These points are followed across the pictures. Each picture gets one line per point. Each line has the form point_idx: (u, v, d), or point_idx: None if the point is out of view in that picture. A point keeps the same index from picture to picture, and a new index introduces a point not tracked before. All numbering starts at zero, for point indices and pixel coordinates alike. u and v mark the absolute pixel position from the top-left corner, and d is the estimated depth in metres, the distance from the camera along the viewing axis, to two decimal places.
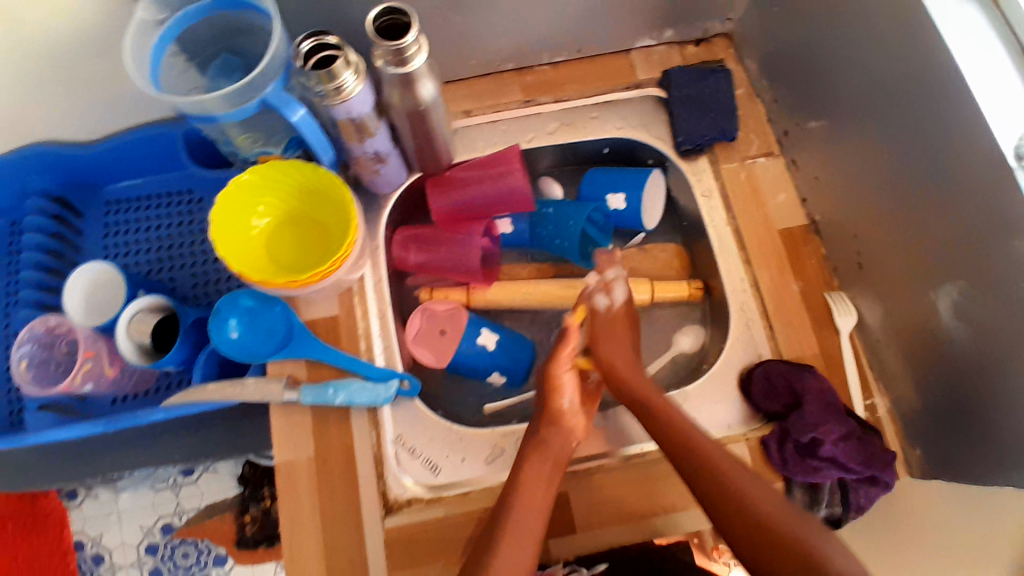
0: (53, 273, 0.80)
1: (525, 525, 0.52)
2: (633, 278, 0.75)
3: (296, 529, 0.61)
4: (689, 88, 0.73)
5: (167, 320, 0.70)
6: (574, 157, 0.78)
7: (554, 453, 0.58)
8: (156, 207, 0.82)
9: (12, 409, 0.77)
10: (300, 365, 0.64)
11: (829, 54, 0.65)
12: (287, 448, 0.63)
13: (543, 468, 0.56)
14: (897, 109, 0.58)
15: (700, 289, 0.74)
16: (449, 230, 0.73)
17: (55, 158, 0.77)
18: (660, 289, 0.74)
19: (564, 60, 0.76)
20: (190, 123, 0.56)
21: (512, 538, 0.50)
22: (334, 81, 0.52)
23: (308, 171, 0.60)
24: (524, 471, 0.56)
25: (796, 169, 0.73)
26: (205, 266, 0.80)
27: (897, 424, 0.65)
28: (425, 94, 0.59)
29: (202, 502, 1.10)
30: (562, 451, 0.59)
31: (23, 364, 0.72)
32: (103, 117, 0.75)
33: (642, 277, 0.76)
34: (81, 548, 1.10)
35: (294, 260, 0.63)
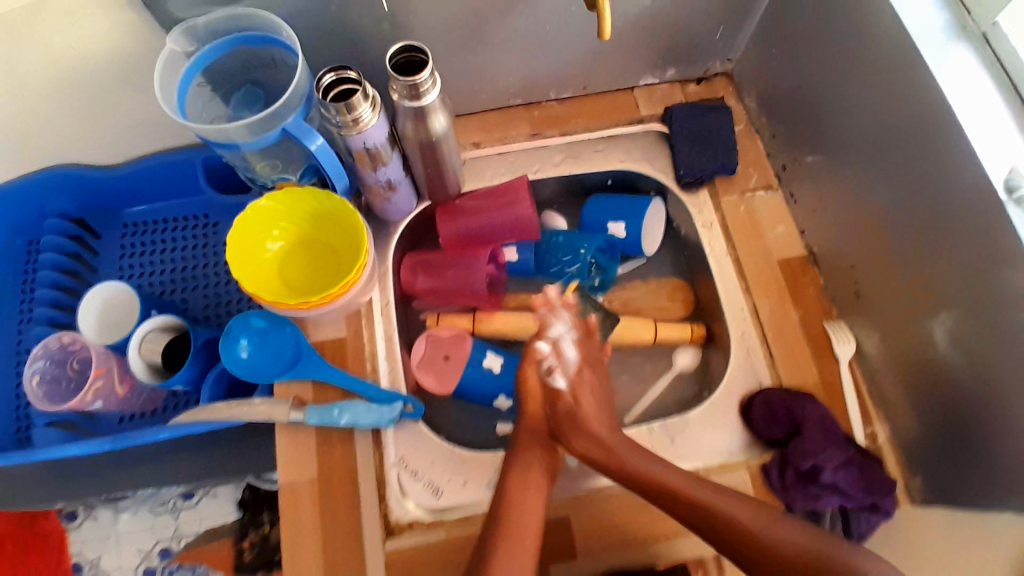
0: (69, 291, 0.83)
1: (514, 546, 0.53)
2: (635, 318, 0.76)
3: (299, 549, 0.61)
4: (691, 123, 0.75)
5: (178, 339, 0.71)
6: (579, 188, 0.80)
7: (538, 464, 0.60)
8: (172, 229, 0.85)
9: (19, 425, 0.78)
10: (306, 386, 0.66)
11: (826, 93, 0.68)
12: (292, 468, 0.63)
13: (530, 479, 0.58)
14: (892, 145, 0.61)
15: (702, 333, 0.75)
16: (457, 256, 0.74)
17: (77, 181, 0.79)
18: (662, 330, 0.75)
19: (570, 95, 0.79)
20: (213, 150, 0.59)
21: (503, 560, 0.52)
22: (352, 113, 0.55)
23: (324, 198, 0.63)
24: (511, 478, 0.58)
25: (794, 203, 0.75)
26: (217, 287, 0.82)
27: (897, 452, 0.66)
28: (438, 126, 0.61)
29: (201, 527, 1.09)
30: (548, 462, 0.61)
31: (35, 379, 0.73)
32: (127, 142, 0.78)
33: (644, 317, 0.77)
34: (77, 572, 1.08)
35: (303, 283, 0.65)
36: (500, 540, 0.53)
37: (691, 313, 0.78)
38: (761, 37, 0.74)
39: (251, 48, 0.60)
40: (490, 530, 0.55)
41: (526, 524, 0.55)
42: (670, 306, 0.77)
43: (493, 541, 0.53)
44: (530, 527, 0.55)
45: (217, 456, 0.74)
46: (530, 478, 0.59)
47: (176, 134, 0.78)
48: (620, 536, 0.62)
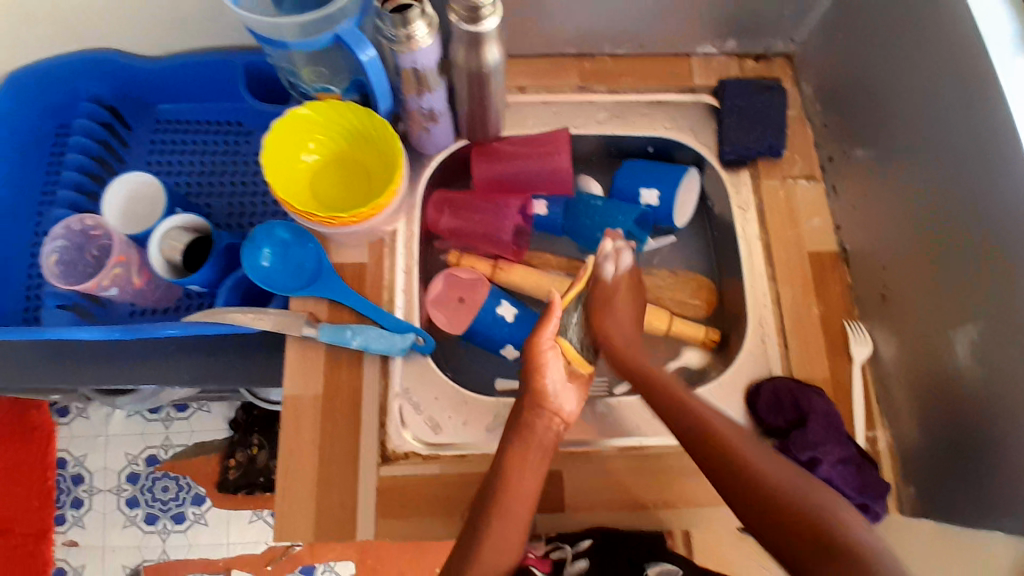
0: (94, 178, 0.83)
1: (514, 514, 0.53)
2: (654, 307, 0.74)
3: (294, 462, 0.61)
4: (742, 100, 0.74)
5: (199, 241, 0.71)
6: (617, 150, 0.79)
7: (539, 437, 0.58)
8: (202, 133, 0.84)
9: (29, 305, 0.78)
10: (321, 305, 0.65)
11: (887, 85, 0.66)
12: (297, 383, 0.63)
13: (529, 451, 0.56)
14: (946, 145, 0.59)
15: (717, 339, 0.73)
16: (486, 199, 0.73)
17: (114, 66, 0.79)
18: (677, 324, 0.73)
19: (624, 53, 0.78)
20: (261, 45, 0.57)
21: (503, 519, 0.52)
22: (407, 28, 0.54)
23: (364, 117, 0.61)
24: (510, 454, 0.55)
25: (835, 196, 0.73)
26: (242, 198, 0.81)
27: (894, 459, 0.65)
28: (490, 58, 0.59)
29: (190, 440, 1.11)
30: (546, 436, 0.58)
31: (53, 257, 0.73)
32: (170, 35, 0.76)
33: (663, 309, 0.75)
34: (62, 466, 1.10)
35: (334, 199, 0.64)
36: (496, 512, 0.53)
37: (709, 316, 0.76)
38: (830, 20, 0.72)
39: None
40: (488, 491, 0.54)
41: (517, 493, 0.54)
42: (692, 303, 0.75)
43: (486, 511, 0.53)
44: (526, 494, 0.54)
45: (222, 363, 0.75)
46: (529, 452, 0.56)
47: (222, 34, 0.76)
48: (612, 496, 0.62)
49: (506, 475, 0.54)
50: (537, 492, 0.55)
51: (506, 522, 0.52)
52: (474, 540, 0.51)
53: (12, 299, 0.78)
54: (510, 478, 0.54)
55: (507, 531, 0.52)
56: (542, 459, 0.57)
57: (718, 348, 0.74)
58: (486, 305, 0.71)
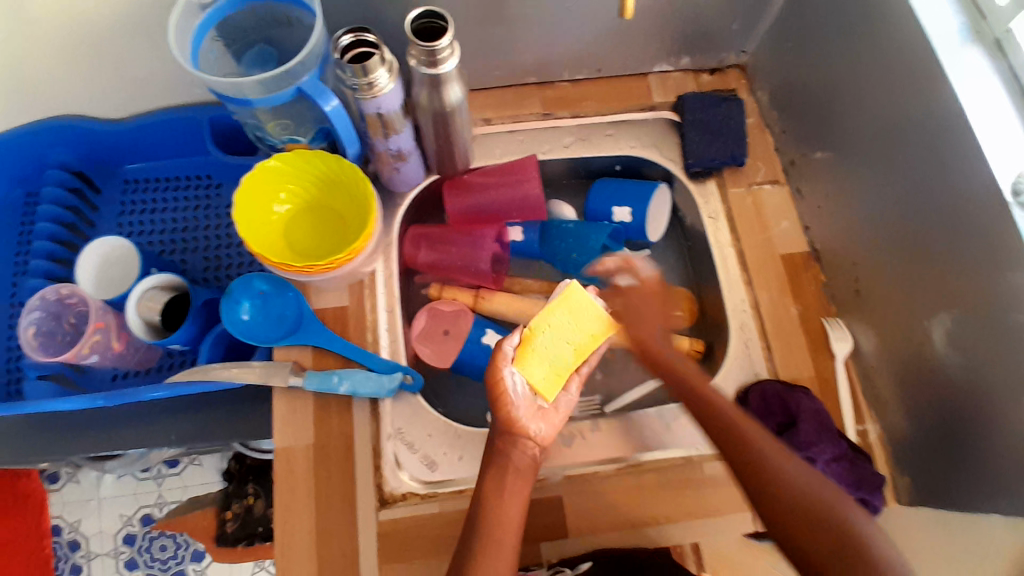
0: (67, 246, 0.83)
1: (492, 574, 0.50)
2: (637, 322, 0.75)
3: (291, 515, 0.61)
4: (702, 113, 0.75)
5: (177, 298, 0.71)
6: (585, 171, 0.80)
7: (515, 462, 0.57)
8: (173, 189, 0.84)
9: (11, 378, 0.77)
10: (305, 352, 0.65)
11: (840, 89, 0.68)
12: (288, 434, 0.63)
13: (517, 478, 0.56)
14: (902, 144, 0.61)
15: (700, 349, 0.73)
16: (462, 230, 0.74)
17: (80, 133, 0.78)
18: None
19: (583, 77, 0.79)
20: (225, 105, 0.57)
21: (488, 552, 0.51)
22: (368, 76, 0.55)
23: (333, 163, 0.62)
24: (487, 486, 0.55)
25: (800, 198, 0.75)
26: (219, 250, 0.81)
27: (886, 449, 0.66)
28: (452, 97, 0.61)
29: (185, 495, 1.09)
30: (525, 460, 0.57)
31: (31, 330, 0.72)
32: (132, 98, 0.77)
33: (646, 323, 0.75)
34: (57, 533, 1.07)
35: (311, 246, 0.65)
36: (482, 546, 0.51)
37: (693, 326, 0.77)
38: (777, 30, 0.74)
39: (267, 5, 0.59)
40: (472, 524, 0.53)
41: (506, 521, 0.53)
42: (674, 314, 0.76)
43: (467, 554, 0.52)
44: (515, 520, 0.54)
45: (210, 419, 0.74)
46: (515, 483, 0.55)
47: (185, 92, 0.77)
48: (613, 516, 0.62)
49: (495, 500, 0.54)
50: (521, 518, 0.54)
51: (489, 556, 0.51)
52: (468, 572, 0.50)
53: None
54: (499, 504, 0.54)
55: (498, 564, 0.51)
56: (527, 487, 0.56)
57: (703, 358, 0.74)
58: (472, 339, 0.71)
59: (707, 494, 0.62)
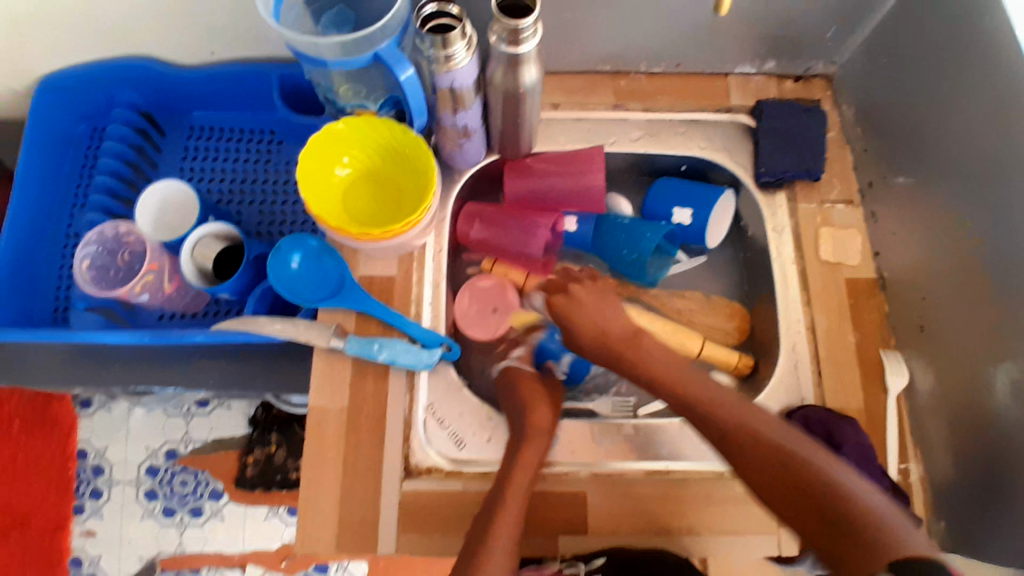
0: (128, 184, 0.84)
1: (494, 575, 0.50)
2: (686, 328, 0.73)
3: (319, 473, 0.62)
4: (781, 122, 0.72)
5: (230, 250, 0.72)
6: (650, 168, 0.78)
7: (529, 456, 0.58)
8: (236, 139, 0.85)
9: (59, 306, 0.80)
10: (350, 317, 0.66)
11: (934, 114, 0.64)
12: (323, 395, 0.64)
13: (528, 464, 0.57)
14: (991, 181, 0.58)
15: (748, 365, 0.72)
16: (517, 215, 0.73)
17: (151, 74, 0.80)
18: (710, 347, 0.72)
19: (661, 70, 0.76)
20: (301, 63, 0.57)
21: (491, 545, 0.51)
22: (446, 49, 0.53)
23: (398, 132, 0.61)
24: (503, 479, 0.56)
25: (874, 223, 0.71)
26: (274, 205, 0.81)
27: (926, 493, 0.63)
28: (527, 79, 0.59)
29: (209, 436, 1.11)
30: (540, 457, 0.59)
31: (86, 262, 0.74)
32: (206, 43, 0.77)
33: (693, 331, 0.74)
34: (83, 457, 1.11)
35: (367, 214, 0.64)
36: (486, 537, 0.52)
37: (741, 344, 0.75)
38: (875, 43, 0.70)
39: None
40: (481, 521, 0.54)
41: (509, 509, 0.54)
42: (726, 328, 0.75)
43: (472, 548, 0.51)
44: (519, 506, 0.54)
45: (248, 370, 0.75)
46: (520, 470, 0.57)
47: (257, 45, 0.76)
48: (636, 521, 0.61)
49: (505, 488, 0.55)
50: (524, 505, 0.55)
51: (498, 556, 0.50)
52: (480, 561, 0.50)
53: (40, 302, 0.79)
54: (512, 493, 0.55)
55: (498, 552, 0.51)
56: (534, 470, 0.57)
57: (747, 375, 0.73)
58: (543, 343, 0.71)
59: (735, 512, 0.61)
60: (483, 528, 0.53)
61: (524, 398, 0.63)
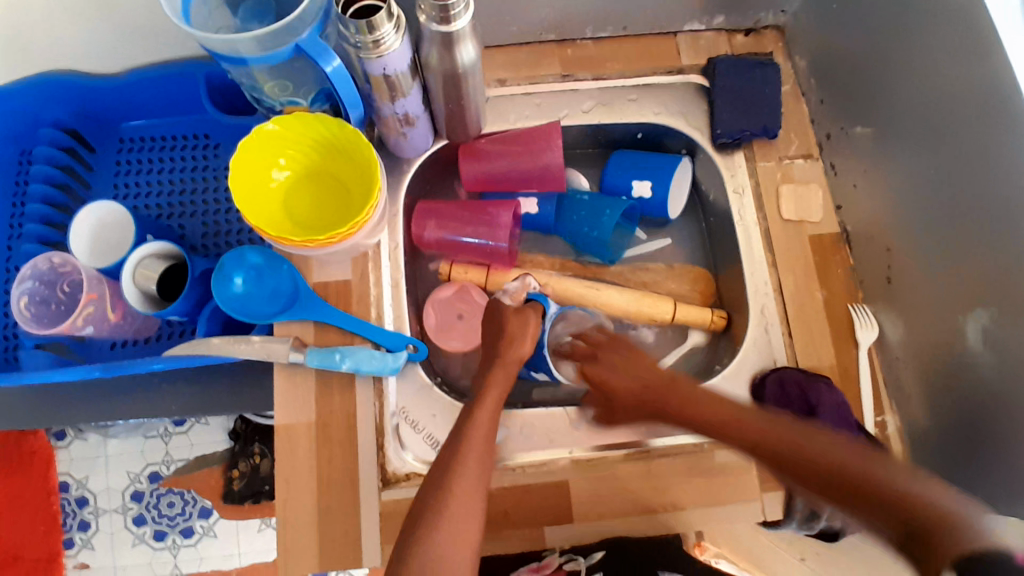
0: (61, 209, 0.79)
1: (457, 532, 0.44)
2: (656, 294, 0.71)
3: (291, 492, 0.59)
4: (733, 79, 0.70)
5: (174, 268, 0.68)
6: (605, 140, 0.76)
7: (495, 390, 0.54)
8: (169, 149, 0.80)
9: (7, 345, 0.75)
10: (307, 327, 0.62)
11: (888, 55, 0.62)
12: (287, 411, 0.61)
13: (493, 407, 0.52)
14: (950, 119, 0.56)
15: (723, 322, 0.70)
16: (473, 210, 0.69)
17: (69, 88, 0.74)
18: (682, 309, 0.70)
19: (607, 36, 0.73)
20: (219, 63, 0.53)
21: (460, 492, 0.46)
22: (373, 33, 0.50)
23: (334, 128, 0.57)
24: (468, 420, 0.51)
25: (834, 175, 0.70)
26: (217, 216, 0.77)
27: (905, 443, 0.63)
28: (465, 57, 0.56)
29: (191, 454, 1.07)
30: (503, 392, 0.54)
31: (24, 300, 0.70)
32: (123, 49, 0.72)
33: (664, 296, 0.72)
34: (66, 489, 1.07)
35: (313, 217, 0.61)
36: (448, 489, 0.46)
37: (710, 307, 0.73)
38: None
39: None
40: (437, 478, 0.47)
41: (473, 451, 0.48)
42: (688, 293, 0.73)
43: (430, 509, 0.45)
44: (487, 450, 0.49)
45: (210, 390, 0.72)
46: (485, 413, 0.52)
47: (180, 44, 0.72)
48: (622, 505, 0.60)
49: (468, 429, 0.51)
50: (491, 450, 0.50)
51: (465, 496, 0.46)
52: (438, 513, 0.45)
53: None
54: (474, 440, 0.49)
55: (463, 511, 0.45)
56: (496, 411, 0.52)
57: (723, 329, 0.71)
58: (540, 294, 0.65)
59: (720, 484, 0.60)
60: (449, 459, 0.48)
61: (508, 330, 0.59)
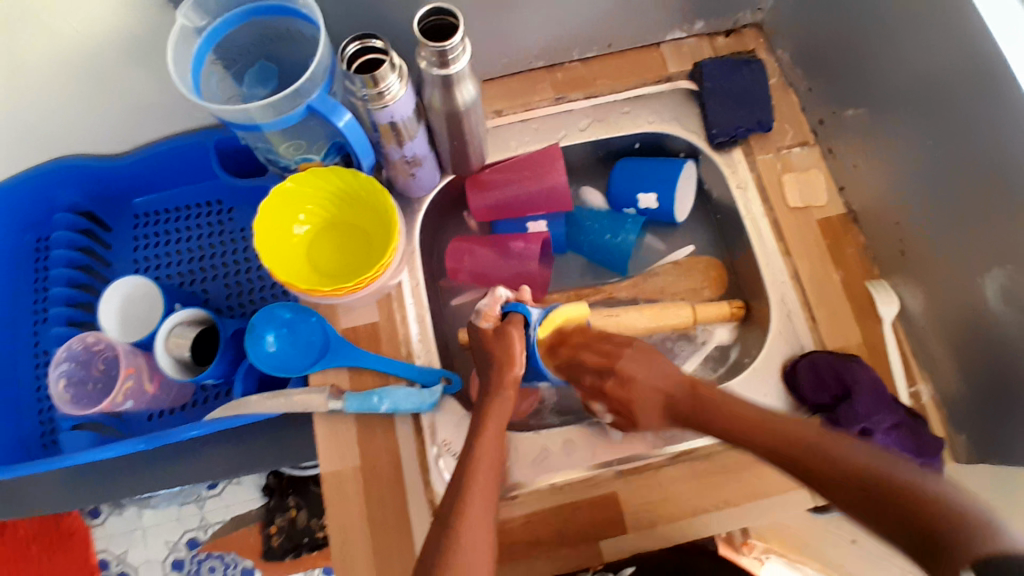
0: (84, 289, 0.80)
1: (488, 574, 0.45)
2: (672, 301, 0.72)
3: (347, 538, 0.60)
4: (722, 79, 0.72)
5: (205, 333, 0.69)
6: (605, 154, 0.78)
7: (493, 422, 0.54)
8: (182, 217, 0.82)
9: (46, 430, 0.76)
10: (342, 373, 0.64)
11: (870, 38, 0.64)
12: (333, 458, 0.62)
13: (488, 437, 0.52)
14: (941, 92, 0.58)
15: (740, 309, 0.72)
16: (504, 239, 0.72)
17: (80, 172, 0.76)
18: (701, 309, 0.71)
19: (594, 56, 0.76)
20: (232, 131, 0.55)
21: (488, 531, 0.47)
22: (379, 85, 0.52)
23: (348, 177, 0.59)
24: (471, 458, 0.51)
25: (833, 158, 0.71)
26: (236, 276, 0.79)
27: (942, 411, 0.63)
28: (466, 95, 0.58)
29: (227, 514, 1.06)
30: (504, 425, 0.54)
31: (62, 382, 0.71)
32: (129, 129, 0.74)
33: (679, 301, 0.73)
34: (105, 567, 1.05)
35: (336, 267, 0.63)
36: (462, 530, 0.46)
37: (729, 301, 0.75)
38: None
39: (265, 19, 0.57)
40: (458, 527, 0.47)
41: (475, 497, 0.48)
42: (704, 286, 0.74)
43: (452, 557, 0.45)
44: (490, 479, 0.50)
45: (251, 446, 0.73)
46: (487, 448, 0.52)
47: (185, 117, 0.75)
48: (674, 506, 0.60)
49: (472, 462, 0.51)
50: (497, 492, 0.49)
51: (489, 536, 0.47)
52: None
53: (27, 429, 0.76)
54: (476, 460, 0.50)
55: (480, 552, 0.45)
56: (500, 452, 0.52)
57: (744, 317, 0.73)
58: (516, 302, 0.62)
59: (768, 473, 0.60)
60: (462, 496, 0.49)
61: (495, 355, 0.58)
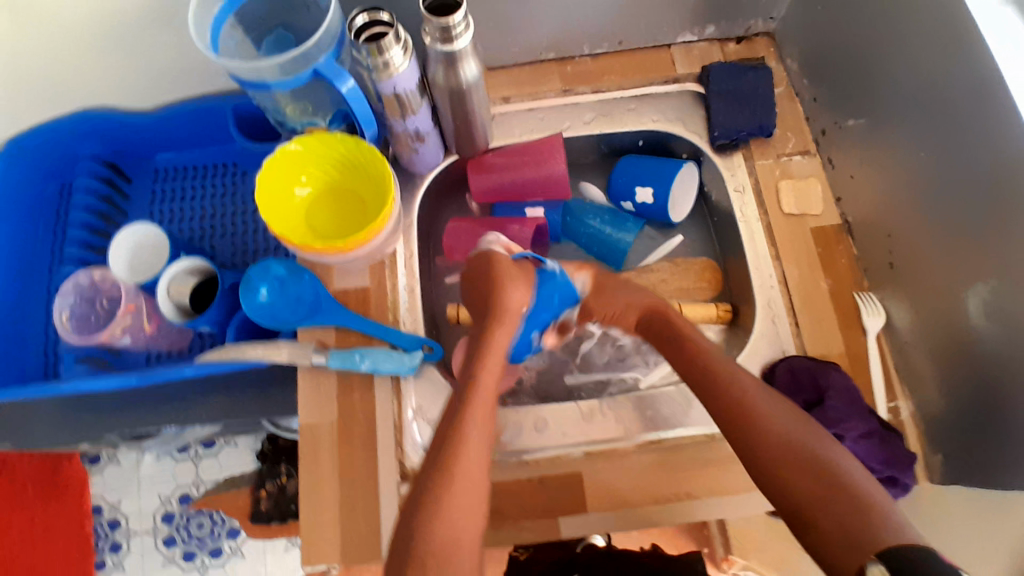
0: (100, 233, 0.85)
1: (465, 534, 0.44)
2: None
3: (317, 489, 0.62)
4: (728, 83, 0.73)
5: (203, 283, 0.73)
6: (610, 148, 0.79)
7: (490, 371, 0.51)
8: (201, 176, 0.86)
9: (48, 361, 0.80)
10: (328, 331, 0.66)
11: (873, 51, 0.65)
12: (312, 411, 0.64)
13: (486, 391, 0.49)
14: (936, 106, 0.58)
15: (728, 314, 0.72)
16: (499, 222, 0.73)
17: (107, 123, 0.80)
18: (687, 307, 0.72)
19: (605, 51, 0.77)
20: (243, 90, 0.58)
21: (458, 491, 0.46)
22: (383, 55, 0.54)
23: (351, 145, 0.62)
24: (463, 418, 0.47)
25: (832, 169, 0.72)
26: (245, 235, 0.82)
27: (920, 427, 0.63)
28: (469, 73, 0.60)
29: (220, 475, 1.10)
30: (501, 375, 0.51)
31: (66, 313, 0.75)
32: (158, 87, 0.78)
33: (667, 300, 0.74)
34: (98, 512, 1.09)
35: (332, 228, 0.66)
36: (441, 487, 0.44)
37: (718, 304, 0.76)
38: None
39: None
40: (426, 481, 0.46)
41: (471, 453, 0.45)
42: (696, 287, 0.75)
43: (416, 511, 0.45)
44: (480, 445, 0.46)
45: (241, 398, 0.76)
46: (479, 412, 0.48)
47: (211, 80, 0.79)
48: (637, 493, 0.61)
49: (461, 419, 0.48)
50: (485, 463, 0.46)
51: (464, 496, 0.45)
52: (441, 489, 0.43)
53: (30, 358, 0.80)
54: (458, 410, 0.49)
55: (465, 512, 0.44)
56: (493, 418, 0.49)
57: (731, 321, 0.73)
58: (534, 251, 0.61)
59: (734, 469, 0.61)
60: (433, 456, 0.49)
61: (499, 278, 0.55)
